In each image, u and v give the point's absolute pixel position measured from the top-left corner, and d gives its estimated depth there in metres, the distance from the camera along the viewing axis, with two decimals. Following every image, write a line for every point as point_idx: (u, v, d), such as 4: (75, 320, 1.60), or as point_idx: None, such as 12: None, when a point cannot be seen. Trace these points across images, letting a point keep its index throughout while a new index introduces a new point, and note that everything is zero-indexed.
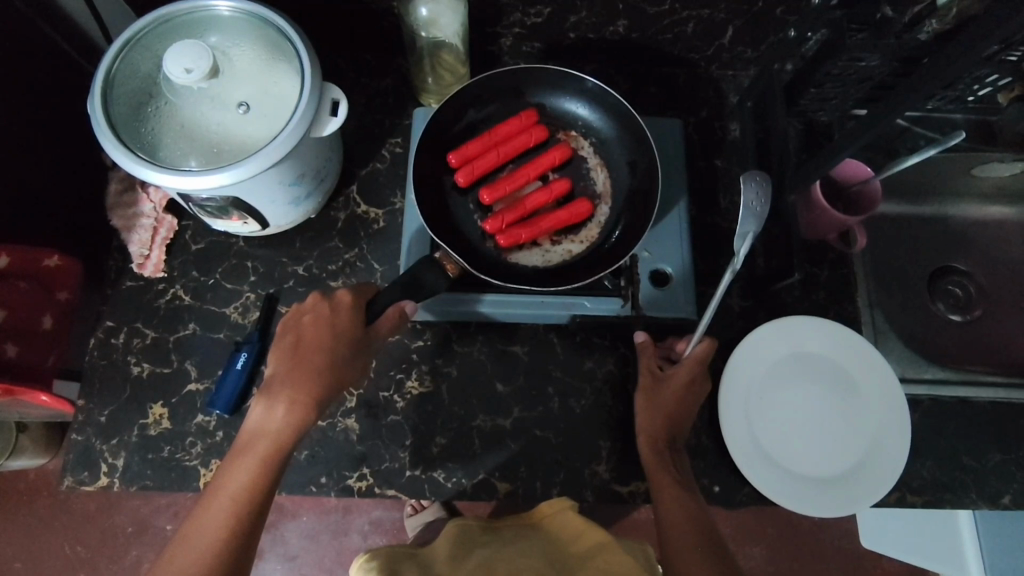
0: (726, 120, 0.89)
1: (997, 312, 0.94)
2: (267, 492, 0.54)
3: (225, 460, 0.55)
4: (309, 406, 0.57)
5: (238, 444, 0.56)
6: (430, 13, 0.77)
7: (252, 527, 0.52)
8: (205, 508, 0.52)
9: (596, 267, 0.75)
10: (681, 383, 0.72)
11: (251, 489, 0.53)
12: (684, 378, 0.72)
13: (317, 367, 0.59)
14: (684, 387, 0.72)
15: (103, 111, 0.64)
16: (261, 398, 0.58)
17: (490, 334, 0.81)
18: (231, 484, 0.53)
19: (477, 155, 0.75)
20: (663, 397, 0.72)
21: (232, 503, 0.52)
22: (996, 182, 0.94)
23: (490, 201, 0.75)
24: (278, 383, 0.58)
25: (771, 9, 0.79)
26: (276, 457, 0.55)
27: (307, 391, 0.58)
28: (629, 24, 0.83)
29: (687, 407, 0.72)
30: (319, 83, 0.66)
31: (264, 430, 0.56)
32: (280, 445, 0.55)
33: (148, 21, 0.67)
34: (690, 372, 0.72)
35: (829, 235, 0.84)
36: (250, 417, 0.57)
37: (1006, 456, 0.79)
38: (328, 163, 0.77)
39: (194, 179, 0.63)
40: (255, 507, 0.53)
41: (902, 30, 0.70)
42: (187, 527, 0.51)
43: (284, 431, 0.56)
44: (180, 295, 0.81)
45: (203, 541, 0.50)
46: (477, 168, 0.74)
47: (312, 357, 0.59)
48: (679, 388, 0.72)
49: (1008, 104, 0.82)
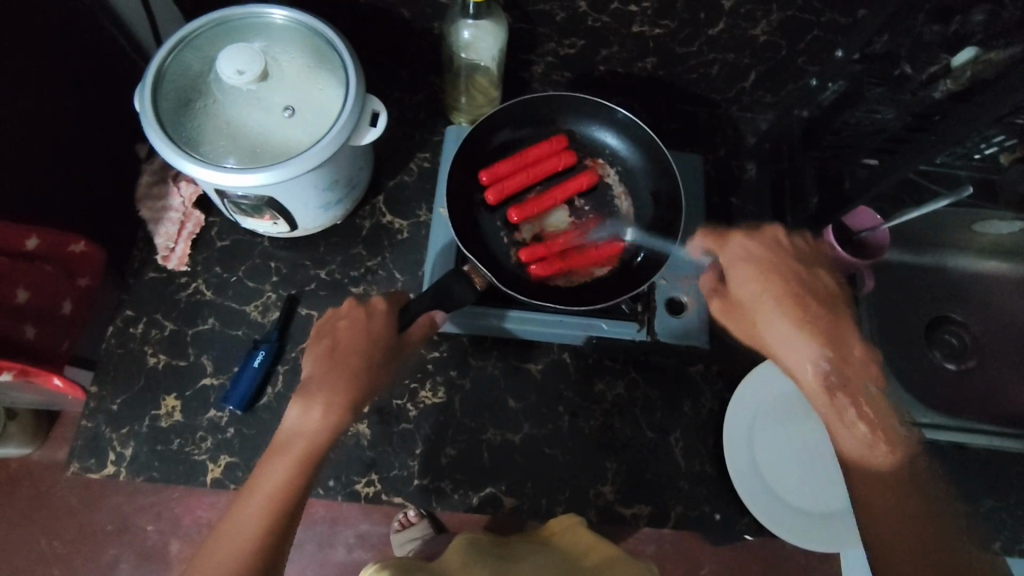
0: (742, 159, 0.93)
1: (992, 363, 0.97)
2: (302, 493, 0.54)
3: (262, 460, 0.56)
4: (345, 410, 0.58)
5: (274, 445, 0.57)
6: (471, 37, 0.78)
7: (286, 528, 0.53)
8: (244, 507, 0.53)
9: (616, 291, 0.77)
10: (792, 288, 0.68)
11: (288, 490, 0.53)
12: (796, 280, 0.70)
13: (354, 372, 0.60)
14: (789, 290, 0.69)
15: (152, 104, 0.65)
16: (298, 399, 0.58)
17: (505, 349, 0.82)
18: (269, 483, 0.54)
19: (507, 174, 0.78)
20: (766, 317, 0.68)
21: (268, 501, 0.53)
22: (993, 239, 0.99)
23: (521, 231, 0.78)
24: (316, 385, 0.59)
25: (794, 58, 0.83)
26: (313, 457, 0.55)
27: (344, 394, 0.59)
28: (657, 62, 0.86)
29: (818, 326, 0.67)
30: (363, 93, 0.68)
31: (300, 431, 0.57)
32: (315, 447, 0.56)
33: (204, 22, 0.70)
34: (775, 265, 0.71)
35: (837, 277, 0.87)
36: (287, 418, 0.58)
37: (998, 502, 0.81)
38: (360, 172, 0.78)
39: (234, 176, 0.64)
40: (290, 507, 0.53)
41: (918, 89, 0.75)
42: (224, 524, 0.52)
43: (320, 432, 0.57)
44: (202, 289, 0.82)
45: (240, 540, 0.51)
46: (506, 188, 0.78)
47: (350, 361, 0.60)
48: (781, 288, 0.68)
49: (1009, 165, 0.86)
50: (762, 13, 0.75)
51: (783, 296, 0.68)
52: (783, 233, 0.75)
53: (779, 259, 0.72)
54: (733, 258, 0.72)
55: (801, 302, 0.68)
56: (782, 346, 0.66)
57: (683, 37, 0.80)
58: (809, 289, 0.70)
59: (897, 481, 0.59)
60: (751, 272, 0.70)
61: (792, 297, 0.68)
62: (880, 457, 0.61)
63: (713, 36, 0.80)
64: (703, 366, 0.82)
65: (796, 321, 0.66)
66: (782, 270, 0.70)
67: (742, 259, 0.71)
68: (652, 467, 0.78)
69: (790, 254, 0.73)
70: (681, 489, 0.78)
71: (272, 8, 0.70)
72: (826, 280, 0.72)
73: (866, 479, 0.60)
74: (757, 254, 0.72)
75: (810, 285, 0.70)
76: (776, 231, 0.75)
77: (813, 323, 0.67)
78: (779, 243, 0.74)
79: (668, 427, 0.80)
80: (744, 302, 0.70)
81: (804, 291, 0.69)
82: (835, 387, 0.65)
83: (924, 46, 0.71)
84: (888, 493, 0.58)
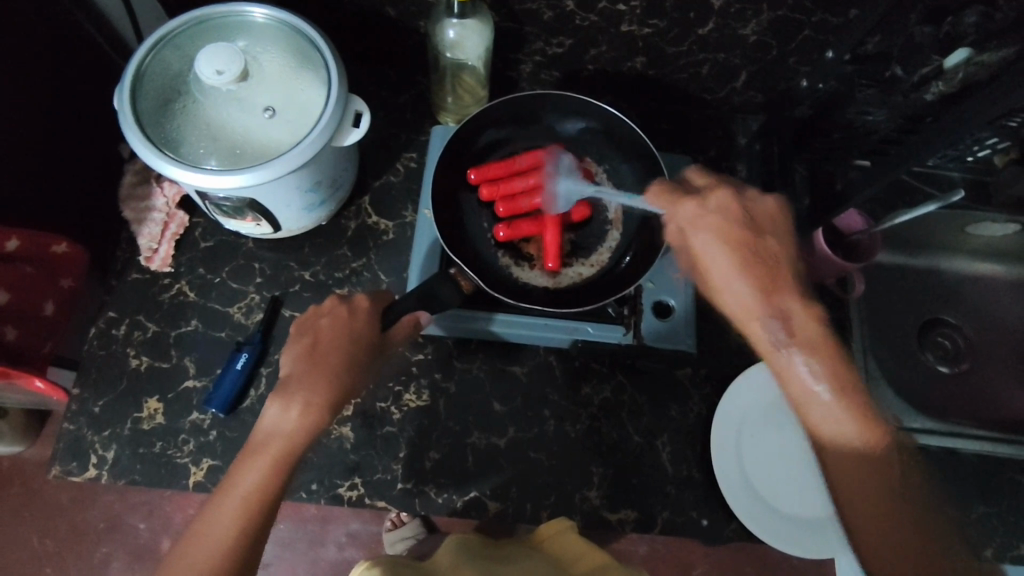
0: (733, 160, 0.92)
1: (983, 366, 0.96)
2: (276, 495, 0.53)
3: (239, 458, 0.55)
4: (324, 409, 0.57)
5: (249, 444, 0.56)
6: (456, 36, 0.77)
7: (261, 528, 0.52)
8: (216, 506, 0.52)
9: (602, 294, 0.76)
10: (733, 246, 0.59)
11: (262, 490, 0.53)
12: (732, 235, 0.59)
13: (334, 370, 0.59)
14: (731, 240, 0.59)
15: (130, 104, 0.64)
16: (276, 398, 0.57)
17: (490, 352, 0.81)
18: (245, 482, 0.53)
19: (498, 176, 0.78)
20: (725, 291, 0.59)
21: (243, 502, 0.52)
22: (988, 240, 0.97)
23: (501, 212, 0.77)
24: (294, 383, 0.58)
25: (785, 58, 0.82)
26: (290, 458, 0.54)
27: (324, 393, 0.57)
28: (646, 61, 0.85)
29: (778, 301, 0.57)
30: (344, 93, 0.67)
31: (278, 431, 0.55)
32: (293, 448, 0.55)
33: (183, 20, 0.69)
34: (727, 226, 0.60)
35: (828, 280, 0.85)
36: (265, 416, 0.57)
37: (989, 509, 0.80)
38: (344, 173, 0.77)
39: (214, 178, 0.63)
40: (268, 509, 0.52)
41: (909, 90, 0.72)
42: (197, 523, 0.52)
43: (298, 432, 0.55)
44: (185, 291, 0.81)
45: (215, 538, 0.50)
46: (500, 187, 0.77)
47: (331, 361, 0.59)
48: (734, 258, 0.59)
49: (1003, 167, 0.84)
50: (751, 13, 0.74)
51: (732, 260, 0.59)
52: (735, 197, 0.62)
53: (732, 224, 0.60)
54: (698, 224, 0.61)
55: (758, 272, 0.58)
56: (747, 318, 0.58)
57: (673, 37, 0.79)
58: (764, 258, 0.59)
59: (872, 475, 0.51)
60: (720, 234, 0.60)
61: (743, 264, 0.58)
62: (871, 476, 0.51)
63: (702, 36, 0.79)
64: (691, 369, 0.82)
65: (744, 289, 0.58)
66: (739, 234, 0.59)
67: (702, 223, 0.61)
68: (637, 470, 0.78)
69: (738, 217, 0.60)
70: (666, 493, 0.77)
71: (253, 7, 0.69)
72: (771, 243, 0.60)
73: (848, 464, 0.52)
74: (722, 216, 0.60)
75: (758, 247, 0.59)
76: (724, 199, 0.61)
77: (771, 290, 0.58)
78: (739, 207, 0.61)
79: (655, 431, 0.79)
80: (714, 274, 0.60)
81: (748, 246, 0.59)
82: (796, 357, 0.55)
83: (916, 48, 0.70)
84: (867, 474, 0.51)
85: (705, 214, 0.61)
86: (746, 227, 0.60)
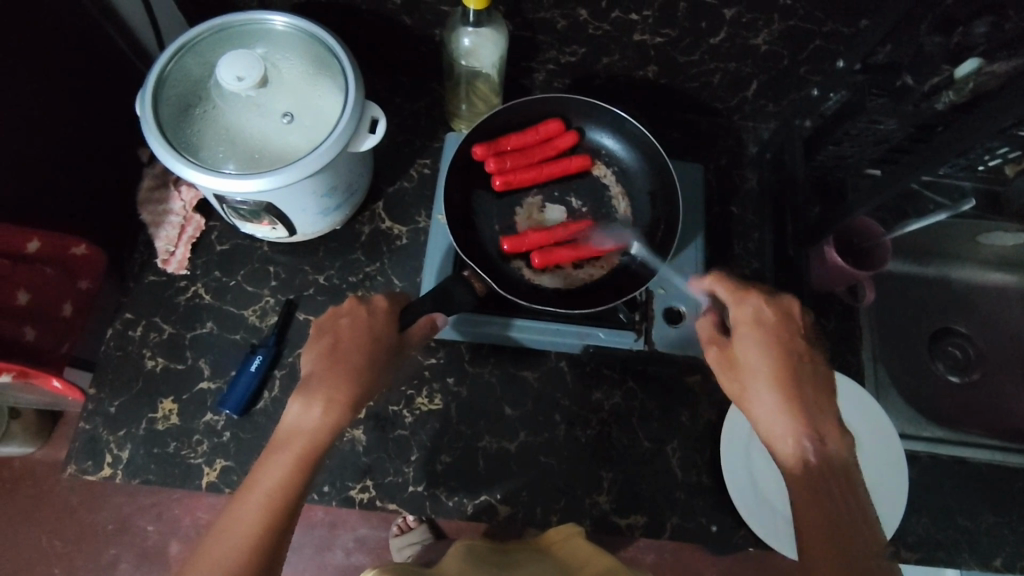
0: (743, 168, 0.92)
1: (994, 375, 0.96)
2: (299, 492, 0.54)
3: (261, 455, 0.55)
4: (345, 407, 0.57)
5: (272, 441, 0.56)
6: (471, 44, 0.78)
7: (286, 525, 0.52)
8: (241, 502, 0.52)
9: (611, 297, 0.77)
10: (782, 350, 0.57)
11: (286, 487, 0.53)
12: (792, 345, 0.58)
13: (357, 371, 0.59)
14: (782, 349, 0.57)
15: (152, 109, 0.65)
16: (298, 396, 0.58)
17: (501, 357, 0.82)
18: (268, 479, 0.53)
19: (510, 149, 0.79)
20: (757, 371, 0.57)
21: (268, 496, 0.52)
22: (998, 250, 0.98)
23: (498, 184, 0.79)
24: (316, 382, 0.58)
25: (796, 67, 0.82)
26: (312, 455, 0.55)
27: (345, 391, 0.58)
28: (658, 70, 0.86)
29: (807, 406, 0.55)
30: (361, 99, 0.68)
31: (301, 428, 0.56)
32: (316, 445, 0.55)
33: (205, 27, 0.70)
34: (787, 335, 0.58)
35: (837, 288, 0.86)
36: (287, 414, 0.57)
37: (1000, 518, 0.79)
38: (359, 178, 0.78)
39: (232, 182, 0.64)
40: (290, 505, 0.53)
41: (920, 99, 0.74)
42: (222, 519, 0.52)
43: (321, 430, 0.56)
44: (201, 293, 0.82)
45: (239, 534, 0.50)
46: (507, 160, 0.78)
47: (352, 358, 0.60)
48: (777, 356, 0.57)
49: (1014, 176, 0.84)
50: (763, 23, 0.75)
51: (779, 360, 0.57)
52: (799, 307, 0.60)
53: (781, 331, 0.58)
54: (749, 322, 0.59)
55: (794, 373, 0.57)
56: (771, 417, 0.56)
57: (684, 46, 0.80)
58: (809, 367, 0.57)
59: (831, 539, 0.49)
60: (757, 336, 0.58)
61: (785, 363, 0.57)
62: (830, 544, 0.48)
63: (713, 45, 0.80)
64: (701, 376, 0.82)
65: (789, 394, 0.56)
66: (787, 342, 0.58)
67: (758, 321, 0.59)
68: (647, 477, 0.78)
69: (795, 329, 0.59)
70: (676, 499, 0.77)
71: (273, 15, 0.71)
72: (799, 341, 0.58)
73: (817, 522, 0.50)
74: (768, 318, 0.59)
75: (808, 357, 0.58)
76: (788, 303, 0.60)
77: (798, 387, 0.56)
78: (790, 316, 0.59)
79: (665, 437, 0.80)
80: (747, 360, 0.58)
81: (800, 356, 0.58)
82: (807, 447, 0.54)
83: (926, 58, 0.70)
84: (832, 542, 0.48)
85: (767, 318, 0.59)
86: (790, 335, 0.58)
